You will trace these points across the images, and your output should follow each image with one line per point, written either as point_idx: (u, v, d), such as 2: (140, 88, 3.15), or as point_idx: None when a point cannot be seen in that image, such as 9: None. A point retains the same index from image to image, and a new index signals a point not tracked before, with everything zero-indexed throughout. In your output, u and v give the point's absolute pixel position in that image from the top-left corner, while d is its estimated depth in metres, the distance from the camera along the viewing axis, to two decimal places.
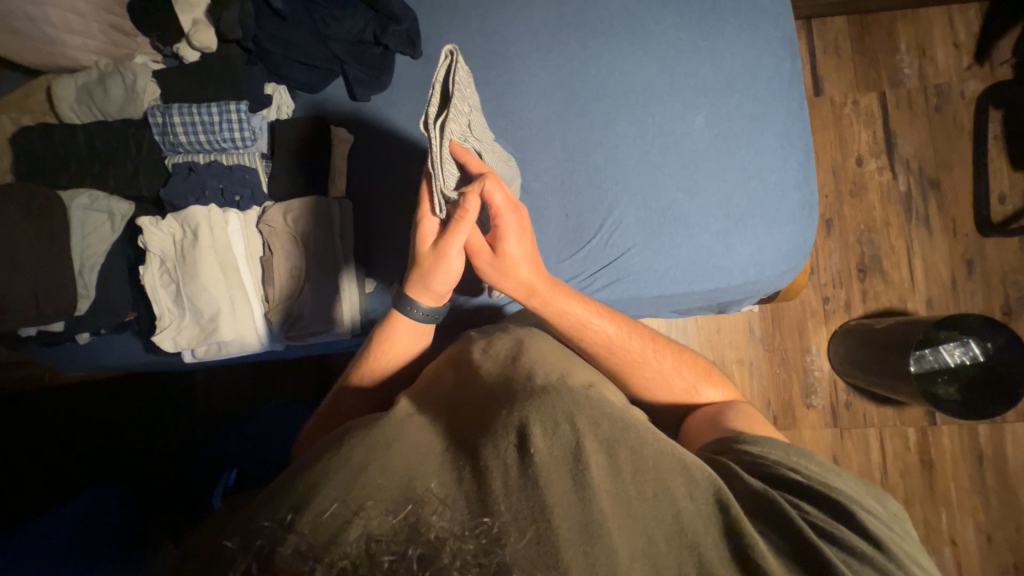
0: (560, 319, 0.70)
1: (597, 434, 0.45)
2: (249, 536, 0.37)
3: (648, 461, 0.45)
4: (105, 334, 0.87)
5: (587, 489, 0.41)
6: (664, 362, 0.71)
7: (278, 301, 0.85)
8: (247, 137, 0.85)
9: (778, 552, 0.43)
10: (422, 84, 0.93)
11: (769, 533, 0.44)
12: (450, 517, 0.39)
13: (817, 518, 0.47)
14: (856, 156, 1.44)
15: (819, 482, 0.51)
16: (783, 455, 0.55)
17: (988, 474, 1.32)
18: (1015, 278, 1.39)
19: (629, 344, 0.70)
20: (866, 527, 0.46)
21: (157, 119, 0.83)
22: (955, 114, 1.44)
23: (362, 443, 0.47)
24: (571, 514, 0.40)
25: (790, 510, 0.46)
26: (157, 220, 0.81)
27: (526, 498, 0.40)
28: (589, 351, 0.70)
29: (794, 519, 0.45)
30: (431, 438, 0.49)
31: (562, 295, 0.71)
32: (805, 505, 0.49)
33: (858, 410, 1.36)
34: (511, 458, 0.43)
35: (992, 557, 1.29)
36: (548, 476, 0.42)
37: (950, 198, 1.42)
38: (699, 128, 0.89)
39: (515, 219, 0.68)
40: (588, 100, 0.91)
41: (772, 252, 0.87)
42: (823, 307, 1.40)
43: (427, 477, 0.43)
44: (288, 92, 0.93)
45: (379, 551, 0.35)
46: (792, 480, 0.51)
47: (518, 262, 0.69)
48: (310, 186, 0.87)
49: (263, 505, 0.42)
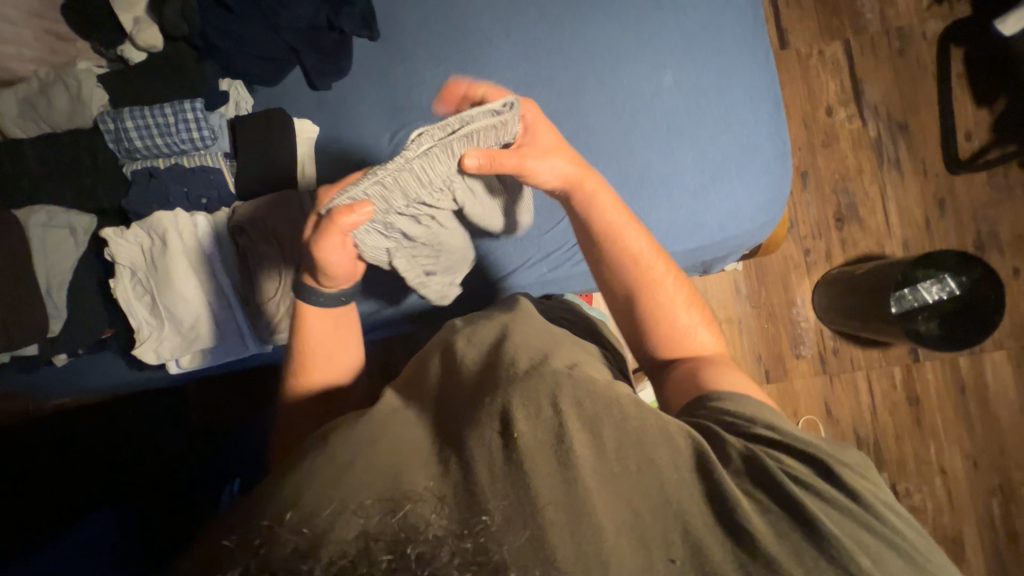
0: (597, 214, 0.70)
1: (580, 412, 0.46)
2: (248, 535, 0.37)
3: (632, 434, 0.46)
4: (82, 354, 0.85)
5: (573, 471, 0.43)
6: (672, 294, 0.71)
7: (212, 296, 0.81)
8: (206, 137, 0.81)
9: (762, 511, 0.45)
10: (384, 68, 0.91)
11: (751, 491, 0.47)
12: (448, 515, 0.38)
13: (797, 472, 0.49)
14: (825, 107, 1.45)
15: (797, 439, 0.52)
16: (763, 413, 0.56)
17: (971, 403, 1.38)
18: (986, 212, 1.43)
19: (655, 264, 0.71)
20: (840, 475, 0.49)
21: (109, 126, 0.80)
22: (919, 56, 1.45)
23: (346, 441, 0.47)
24: (556, 495, 0.41)
25: (771, 466, 0.48)
26: (123, 230, 0.78)
27: (514, 486, 0.41)
28: (615, 255, 0.70)
29: (775, 476, 0.47)
30: (416, 430, 0.49)
31: (599, 199, 0.70)
32: (785, 457, 0.50)
33: (845, 355, 1.40)
34: (496, 449, 0.43)
35: (980, 481, 1.35)
36: (534, 461, 0.42)
37: (918, 140, 1.44)
38: (668, 88, 0.88)
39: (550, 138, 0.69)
40: (554, 69, 0.90)
41: (750, 205, 0.88)
42: (805, 259, 1.42)
43: (414, 474, 0.43)
44: (245, 87, 0.90)
45: (377, 548, 0.34)
46: (773, 437, 0.52)
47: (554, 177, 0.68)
48: (278, 181, 0.85)
49: (258, 505, 0.42)
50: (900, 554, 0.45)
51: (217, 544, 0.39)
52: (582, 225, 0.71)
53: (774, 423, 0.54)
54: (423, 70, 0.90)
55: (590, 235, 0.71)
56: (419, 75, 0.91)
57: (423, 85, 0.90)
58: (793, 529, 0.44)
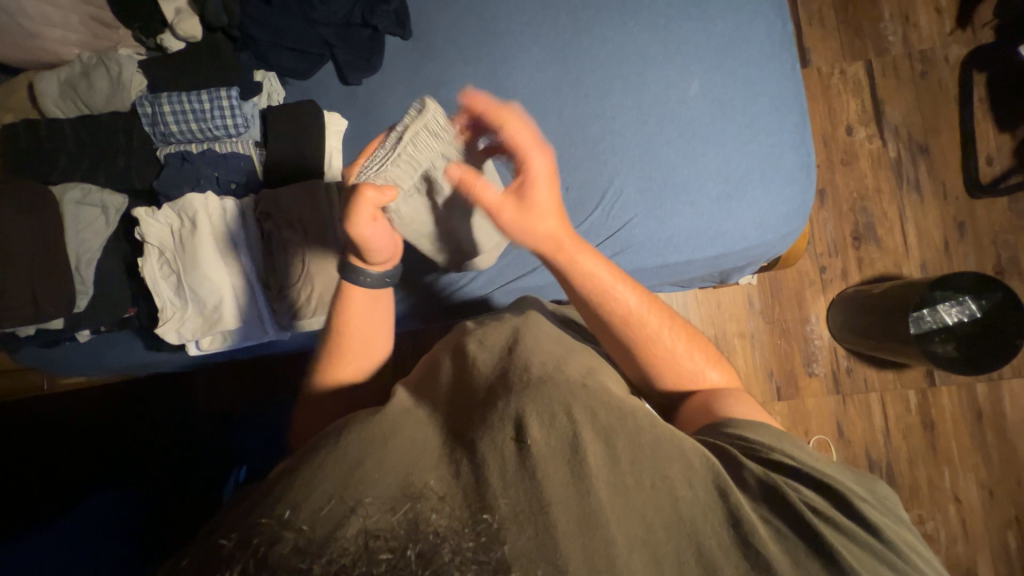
0: (582, 281, 0.66)
1: (595, 424, 0.46)
2: (252, 531, 0.37)
3: (647, 449, 0.45)
4: (105, 333, 0.86)
5: (586, 483, 0.42)
6: (675, 339, 0.67)
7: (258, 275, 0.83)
8: (240, 124, 0.83)
9: (777, 535, 0.43)
10: (414, 66, 0.93)
11: (770, 518, 0.44)
12: (449, 514, 0.38)
13: (816, 503, 0.46)
14: (846, 126, 1.45)
15: (816, 470, 0.50)
16: (774, 438, 0.55)
17: (987, 430, 1.35)
18: (1006, 238, 1.42)
19: (648, 320, 0.66)
20: (864, 511, 0.46)
21: (147, 109, 0.82)
22: (941, 79, 1.45)
23: (360, 437, 0.46)
24: (569, 503, 0.41)
25: (788, 491, 0.46)
26: (153, 210, 0.79)
27: (526, 491, 0.41)
28: (605, 319, 0.66)
29: (793, 502, 0.45)
30: (428, 430, 0.49)
31: (586, 262, 0.65)
32: (803, 488, 0.48)
33: (859, 375, 1.38)
34: (509, 449, 0.43)
35: (996, 511, 1.32)
36: (546, 468, 0.42)
37: (939, 163, 1.44)
38: (694, 95, 0.89)
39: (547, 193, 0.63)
40: (580, 74, 0.91)
41: (773, 215, 0.88)
42: (821, 277, 1.42)
43: (425, 473, 0.43)
44: (278, 79, 0.92)
45: (377, 548, 0.34)
46: (793, 465, 0.50)
47: (547, 235, 0.63)
48: (305, 173, 0.87)
49: (266, 494, 0.43)
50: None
51: (227, 531, 0.39)
52: (571, 289, 0.67)
53: (792, 452, 0.53)
54: (451, 70, 0.92)
55: (583, 299, 0.67)
56: (447, 74, 0.92)
57: (451, 84, 0.92)
58: (812, 560, 0.42)
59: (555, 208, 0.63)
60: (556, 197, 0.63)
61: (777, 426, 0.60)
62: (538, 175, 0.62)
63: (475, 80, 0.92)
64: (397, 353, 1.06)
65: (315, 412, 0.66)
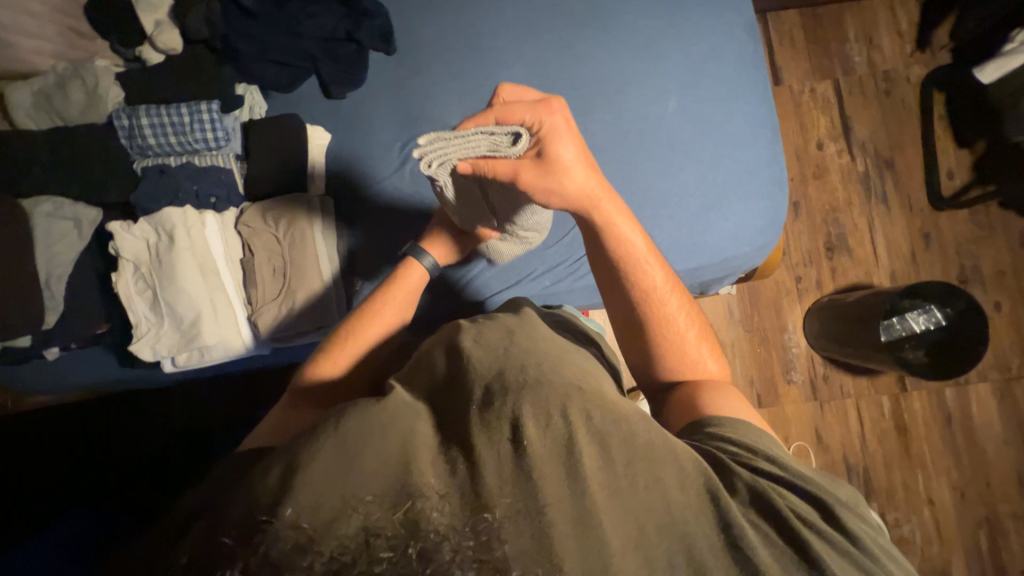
0: (614, 244, 0.68)
1: (589, 426, 0.46)
2: (250, 532, 0.37)
3: (640, 452, 0.46)
4: (74, 350, 0.83)
5: (582, 482, 0.43)
6: (686, 321, 0.69)
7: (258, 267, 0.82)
8: (220, 138, 0.83)
9: (766, 539, 0.45)
10: (398, 81, 0.93)
11: (758, 522, 0.46)
12: (451, 512, 0.39)
13: (802, 510, 0.47)
14: (817, 141, 1.51)
15: (798, 475, 0.51)
16: (760, 441, 0.55)
17: (957, 433, 1.40)
18: (968, 248, 1.48)
19: (667, 303, 0.69)
20: (843, 518, 0.47)
21: (124, 122, 0.81)
22: (904, 98, 1.53)
23: (357, 419, 0.46)
24: (567, 505, 0.41)
25: (777, 500, 0.47)
26: (129, 225, 0.77)
27: (522, 491, 0.41)
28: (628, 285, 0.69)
29: (783, 512, 0.46)
30: (424, 422, 0.48)
31: (617, 225, 0.68)
32: (787, 493, 0.49)
33: (836, 382, 1.42)
34: (506, 453, 0.43)
35: (967, 512, 1.36)
36: (542, 471, 0.42)
37: (904, 176, 1.51)
38: (672, 112, 0.92)
39: (571, 147, 0.64)
40: (564, 90, 0.93)
41: (749, 228, 0.91)
42: (797, 286, 1.46)
43: (423, 470, 0.42)
44: (260, 92, 0.91)
45: (379, 546, 0.35)
46: (778, 472, 0.51)
47: (579, 192, 0.65)
48: (289, 185, 0.86)
49: (255, 483, 0.42)
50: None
51: (216, 529, 0.39)
52: (600, 254, 0.70)
53: (775, 456, 0.54)
54: (436, 85, 0.93)
55: (610, 266, 0.69)
56: (431, 88, 0.93)
57: (436, 99, 0.93)
58: (796, 564, 0.44)
59: (582, 164, 0.65)
60: (582, 151, 0.65)
61: (765, 428, 0.60)
62: (560, 131, 0.63)
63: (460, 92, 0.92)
64: None
65: (310, 399, 0.66)
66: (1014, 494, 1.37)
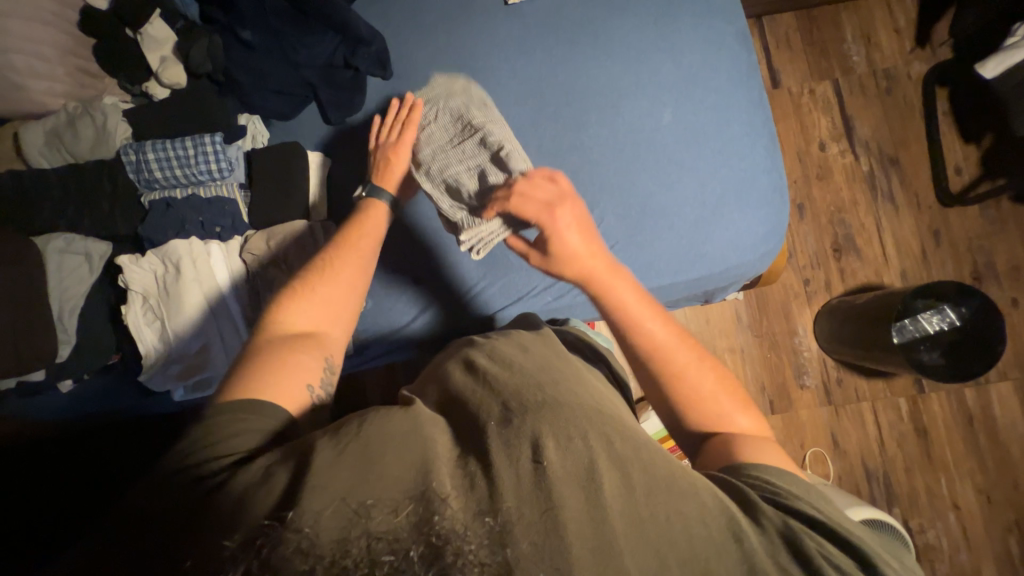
0: (614, 308, 0.66)
1: (610, 453, 0.45)
2: (255, 531, 0.38)
3: (662, 484, 0.44)
4: (87, 381, 0.85)
5: (602, 510, 0.41)
6: (706, 379, 0.63)
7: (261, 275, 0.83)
8: (224, 168, 0.85)
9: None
10: (396, 104, 0.95)
11: (785, 563, 0.43)
12: (458, 514, 0.39)
13: (838, 559, 0.43)
14: (818, 142, 1.50)
15: (837, 524, 0.47)
16: (796, 486, 0.51)
17: (979, 434, 1.36)
18: (980, 244, 1.46)
19: (680, 360, 0.64)
20: (878, 562, 0.44)
21: (131, 157, 0.83)
22: (905, 95, 1.51)
23: (382, 422, 0.45)
24: (583, 528, 0.40)
25: (808, 544, 0.44)
26: (137, 258, 0.80)
27: (538, 507, 0.40)
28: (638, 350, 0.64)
29: (810, 553, 0.43)
30: (441, 431, 0.46)
31: (617, 290, 0.66)
32: (822, 539, 0.46)
33: (850, 385, 1.39)
34: (524, 464, 0.42)
35: (995, 516, 1.31)
36: (559, 488, 0.41)
37: (910, 173, 1.49)
38: (667, 123, 0.93)
39: (577, 242, 0.66)
40: (559, 107, 0.94)
41: (750, 237, 0.90)
42: (805, 289, 1.44)
43: (439, 476, 0.41)
44: (263, 121, 0.95)
45: (379, 550, 0.36)
46: (812, 515, 0.47)
47: (578, 264, 0.67)
48: (290, 210, 0.87)
49: (261, 479, 0.43)
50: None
51: (219, 533, 0.39)
52: (604, 316, 0.67)
53: (816, 503, 0.49)
54: None
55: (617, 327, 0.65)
56: None
57: None
58: None
59: (583, 243, 0.67)
60: (586, 235, 0.67)
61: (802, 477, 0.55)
62: (564, 227, 0.66)
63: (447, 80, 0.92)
64: (388, 382, 1.06)
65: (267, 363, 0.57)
66: None
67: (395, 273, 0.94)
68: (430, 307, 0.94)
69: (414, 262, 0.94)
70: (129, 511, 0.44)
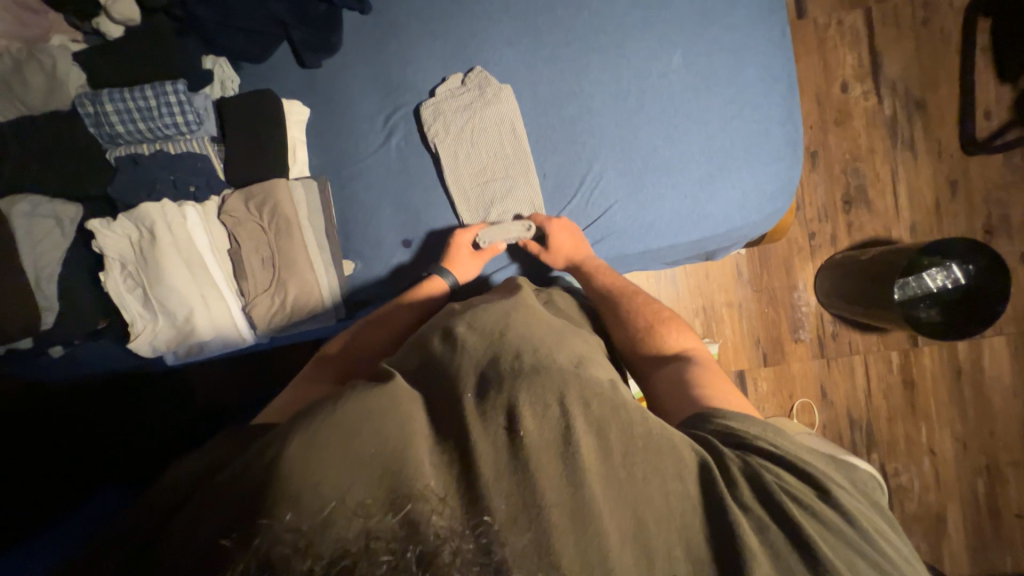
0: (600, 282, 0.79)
1: (587, 415, 0.44)
2: (250, 529, 0.37)
3: (640, 442, 0.43)
4: (79, 345, 0.83)
5: (579, 474, 0.41)
6: (680, 338, 0.69)
7: (246, 240, 0.80)
8: (192, 121, 0.78)
9: (760, 527, 0.41)
10: (376, 44, 0.86)
11: (749, 505, 0.42)
12: (451, 513, 0.39)
13: (797, 489, 0.43)
14: (841, 82, 1.38)
15: (794, 455, 0.46)
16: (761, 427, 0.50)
17: (965, 386, 1.39)
18: (997, 195, 1.39)
19: (631, 316, 0.72)
20: (840, 499, 0.43)
21: (88, 109, 0.76)
22: (943, 27, 1.37)
23: (357, 402, 0.43)
24: (562, 499, 0.40)
25: (767, 478, 0.43)
26: (109, 222, 0.75)
27: (515, 481, 0.40)
28: (617, 313, 0.74)
29: (768, 486, 0.43)
30: (418, 406, 0.45)
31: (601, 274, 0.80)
32: (784, 473, 0.45)
33: (844, 339, 1.40)
34: (501, 440, 0.42)
35: (968, 461, 1.37)
36: (537, 461, 0.41)
37: (935, 118, 1.39)
38: (676, 67, 0.84)
39: (566, 236, 0.82)
40: (556, 48, 0.86)
41: (757, 195, 0.85)
42: (810, 243, 1.40)
43: (422, 469, 0.40)
44: (230, 65, 0.86)
45: (378, 549, 0.36)
46: (777, 453, 0.46)
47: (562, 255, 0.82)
48: (267, 165, 0.81)
49: (244, 467, 0.41)
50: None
51: (210, 529, 0.38)
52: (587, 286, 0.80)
53: (777, 439, 0.48)
54: (417, 46, 0.86)
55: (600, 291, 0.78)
56: (413, 51, 0.86)
57: (418, 63, 0.86)
58: (788, 549, 0.40)
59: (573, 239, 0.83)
60: (576, 235, 0.83)
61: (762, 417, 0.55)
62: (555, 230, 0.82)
63: (444, 77, 0.86)
64: None
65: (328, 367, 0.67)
66: (1017, 443, 1.38)
67: (385, 229, 0.86)
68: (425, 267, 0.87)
69: (404, 218, 0.87)
70: (129, 521, 0.42)
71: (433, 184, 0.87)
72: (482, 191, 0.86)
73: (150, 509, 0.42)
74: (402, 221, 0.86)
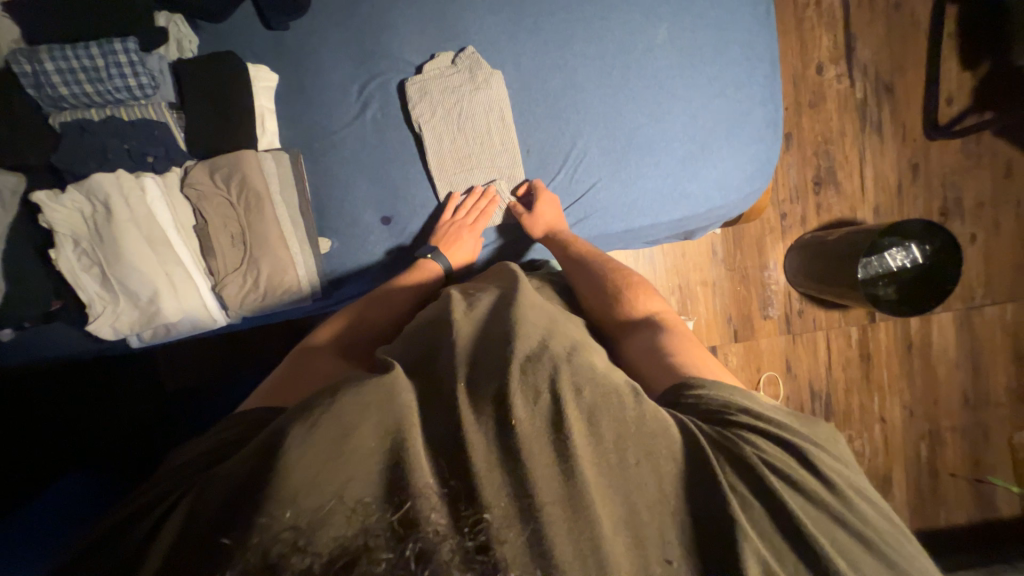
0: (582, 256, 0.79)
1: (580, 404, 0.44)
2: (246, 529, 0.36)
3: (632, 427, 0.44)
4: (30, 329, 0.78)
5: (571, 461, 0.41)
6: (654, 304, 0.69)
7: (218, 219, 0.76)
8: (146, 85, 0.72)
9: (746, 504, 0.43)
10: (349, 6, 0.80)
11: (735, 482, 0.44)
12: (450, 509, 0.38)
13: (775, 458, 0.45)
14: (817, 64, 1.40)
15: (768, 423, 0.48)
16: (743, 396, 0.51)
17: (915, 359, 1.49)
18: (953, 179, 1.46)
19: (604, 288, 0.73)
20: (820, 466, 0.46)
21: (24, 67, 0.68)
22: (914, 12, 1.40)
23: (355, 395, 0.42)
24: (555, 489, 0.40)
25: (746, 450, 0.45)
26: (55, 194, 0.69)
27: (507, 472, 0.40)
28: (595, 286, 0.73)
29: (748, 457, 0.44)
30: (410, 396, 0.44)
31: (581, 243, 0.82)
32: (766, 443, 0.46)
33: (808, 316, 1.47)
34: (493, 434, 0.42)
35: (913, 427, 1.49)
36: (529, 450, 0.41)
37: (902, 103, 1.43)
38: (661, 43, 0.83)
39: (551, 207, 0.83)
40: (539, 17, 0.83)
41: (736, 175, 0.87)
42: (781, 223, 1.44)
43: (420, 467, 0.39)
44: (186, 22, 0.78)
45: (377, 548, 0.36)
46: (756, 424, 0.48)
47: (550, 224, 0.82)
48: (233, 137, 0.76)
49: (241, 464, 0.40)
50: (886, 565, 0.42)
51: (210, 527, 0.37)
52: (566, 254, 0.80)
53: (750, 406, 0.50)
54: (394, 10, 0.81)
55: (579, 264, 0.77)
56: (389, 15, 0.81)
57: (395, 30, 0.81)
58: (770, 523, 0.42)
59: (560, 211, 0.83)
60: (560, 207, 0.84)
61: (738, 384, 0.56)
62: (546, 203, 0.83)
63: (434, 53, 0.83)
64: None
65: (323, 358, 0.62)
66: (957, 410, 1.50)
67: (362, 204, 0.83)
68: (408, 242, 0.85)
69: (383, 194, 0.84)
70: (120, 518, 0.41)
71: (412, 159, 0.84)
72: (462, 166, 0.84)
73: (145, 508, 0.41)
74: (381, 197, 0.83)
